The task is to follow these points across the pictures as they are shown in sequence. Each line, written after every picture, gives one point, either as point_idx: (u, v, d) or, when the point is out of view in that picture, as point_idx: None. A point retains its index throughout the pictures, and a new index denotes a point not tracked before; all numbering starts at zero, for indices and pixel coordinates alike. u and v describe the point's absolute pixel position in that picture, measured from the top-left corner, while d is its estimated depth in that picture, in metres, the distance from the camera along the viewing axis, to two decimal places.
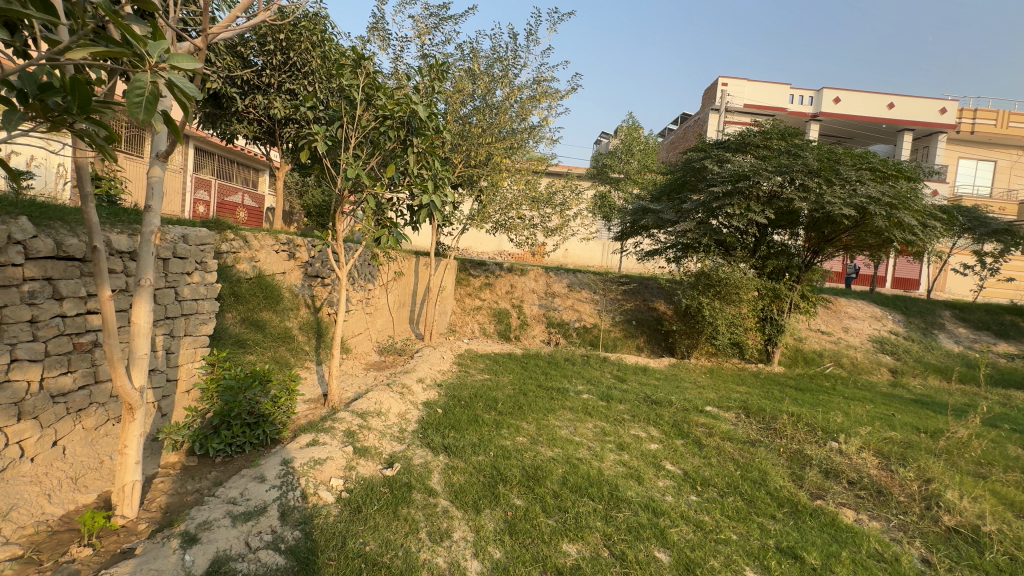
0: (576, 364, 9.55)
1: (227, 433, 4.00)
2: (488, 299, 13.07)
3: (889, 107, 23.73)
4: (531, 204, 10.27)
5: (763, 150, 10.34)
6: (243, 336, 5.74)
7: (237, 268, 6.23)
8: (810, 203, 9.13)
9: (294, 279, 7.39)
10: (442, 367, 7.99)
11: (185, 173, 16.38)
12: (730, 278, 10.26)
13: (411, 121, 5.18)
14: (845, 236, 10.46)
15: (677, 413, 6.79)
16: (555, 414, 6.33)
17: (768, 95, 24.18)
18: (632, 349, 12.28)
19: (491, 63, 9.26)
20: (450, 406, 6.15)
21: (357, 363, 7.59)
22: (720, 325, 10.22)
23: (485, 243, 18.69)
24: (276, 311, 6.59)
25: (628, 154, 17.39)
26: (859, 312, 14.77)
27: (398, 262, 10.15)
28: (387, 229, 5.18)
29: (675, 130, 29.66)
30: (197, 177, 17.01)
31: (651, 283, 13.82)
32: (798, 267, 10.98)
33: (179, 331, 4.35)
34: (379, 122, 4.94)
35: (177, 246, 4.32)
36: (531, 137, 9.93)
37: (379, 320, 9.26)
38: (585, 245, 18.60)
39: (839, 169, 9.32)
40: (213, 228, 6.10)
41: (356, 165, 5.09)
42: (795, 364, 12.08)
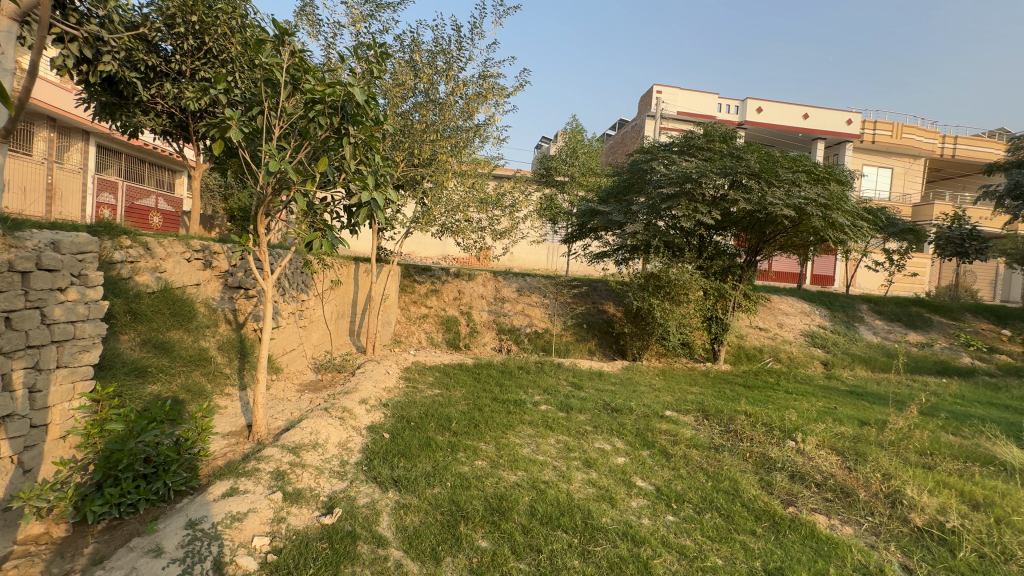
0: (531, 372, 9.15)
1: (114, 490, 3.15)
2: (434, 306, 12.40)
3: (805, 117, 25.60)
4: (479, 206, 9.79)
5: (706, 152, 10.50)
6: (143, 363, 4.77)
7: (136, 280, 5.24)
8: (753, 204, 9.32)
9: (211, 291, 6.43)
10: (388, 383, 7.28)
11: (85, 173, 14.70)
12: (678, 279, 10.28)
13: (345, 107, 4.44)
14: (782, 236, 10.87)
15: (638, 420, 6.56)
16: (515, 430, 5.87)
17: (699, 103, 25.34)
18: (584, 353, 12.07)
19: (433, 55, 8.69)
20: (398, 429, 5.52)
21: (290, 385, 6.72)
22: (671, 325, 10.24)
23: (429, 247, 17.97)
24: (187, 329, 5.64)
25: (573, 157, 17.36)
26: (791, 309, 15.57)
27: (335, 269, 9.29)
28: (320, 232, 4.47)
29: (614, 135, 30.47)
30: (99, 178, 15.26)
31: (600, 286, 13.79)
32: (739, 267, 11.31)
33: (47, 363, 3.44)
34: (306, 109, 4.21)
35: (41, 255, 3.39)
36: (477, 137, 9.43)
37: (315, 334, 8.38)
38: (531, 248, 18.38)
39: (778, 171, 9.61)
40: (103, 233, 5.09)
41: (280, 157, 4.33)
42: (738, 361, 12.42)
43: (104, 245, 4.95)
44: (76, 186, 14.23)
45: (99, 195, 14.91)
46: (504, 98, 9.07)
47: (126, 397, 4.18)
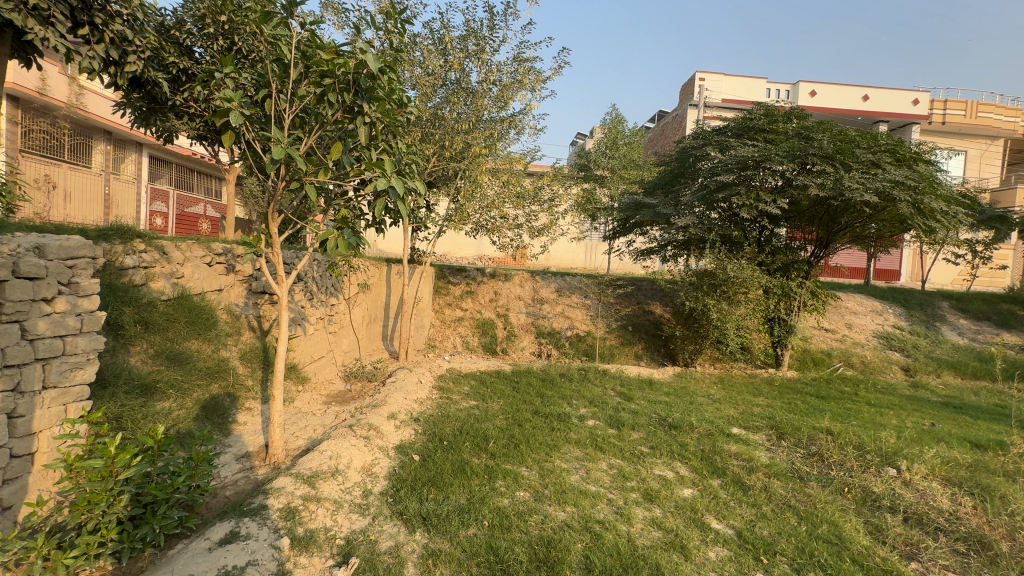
0: (574, 381, 8.38)
1: (95, 537, 2.65)
2: (470, 309, 11.83)
3: (866, 98, 23.49)
4: (515, 201, 9.12)
5: (768, 135, 9.37)
6: (154, 377, 4.36)
7: (150, 287, 4.86)
8: (827, 190, 8.17)
9: (234, 297, 6.07)
10: (420, 394, 6.72)
11: (138, 183, 15.06)
12: (737, 276, 9.24)
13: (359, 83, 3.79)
14: (858, 225, 9.59)
15: (702, 440, 5.71)
16: (560, 452, 5.16)
17: (746, 89, 23.75)
18: (630, 359, 11.19)
19: (463, 40, 8.06)
20: (429, 450, 4.91)
21: (316, 397, 6.28)
22: (729, 328, 9.21)
23: (465, 247, 17.49)
24: (207, 338, 5.26)
25: (613, 148, 16.40)
26: (860, 307, 14.06)
27: (365, 271, 8.85)
28: (335, 229, 3.85)
29: (654, 127, 29.11)
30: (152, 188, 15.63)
31: (645, 285, 12.86)
32: (805, 263, 10.14)
33: (30, 385, 3.02)
34: (310, 84, 3.58)
35: (19, 262, 2.97)
36: (512, 128, 8.76)
37: (345, 340, 7.96)
38: (570, 247, 17.57)
39: (855, 152, 8.42)
40: (116, 236, 4.74)
41: (288, 144, 3.75)
42: (804, 367, 11.20)
43: (115, 249, 4.59)
44: (131, 196, 14.56)
45: (152, 203, 15.32)
46: (541, 83, 8.33)
47: (127, 418, 3.76)
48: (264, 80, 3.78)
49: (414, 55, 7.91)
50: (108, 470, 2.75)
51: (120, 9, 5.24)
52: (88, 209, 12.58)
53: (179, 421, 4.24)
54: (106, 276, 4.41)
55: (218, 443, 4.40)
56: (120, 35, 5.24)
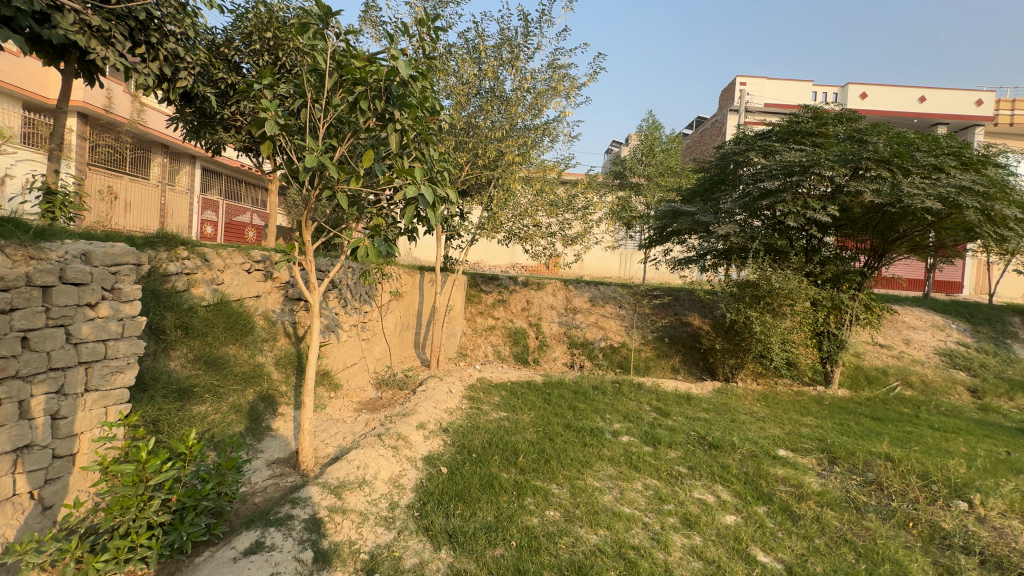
0: (608, 394, 8.12)
1: (125, 542, 2.67)
2: (502, 318, 11.75)
3: (923, 100, 22.13)
4: (548, 209, 9.00)
5: (817, 139, 8.89)
6: (192, 381, 4.46)
7: (192, 292, 5.00)
8: (884, 196, 7.63)
9: (271, 303, 6.20)
10: (450, 403, 6.65)
11: (191, 195, 15.81)
12: (783, 288, 8.76)
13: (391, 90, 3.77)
14: (918, 234, 8.93)
15: (745, 462, 5.36)
16: (593, 469, 4.94)
17: (790, 93, 22.86)
18: (666, 372, 10.80)
19: (498, 48, 8.04)
20: (457, 463, 4.80)
21: (348, 403, 6.31)
22: (774, 342, 8.73)
23: (497, 255, 17.48)
24: (243, 344, 5.37)
25: (649, 155, 15.92)
26: (918, 322, 13.09)
27: (398, 279, 8.92)
28: (366, 237, 3.83)
29: (692, 133, 28.39)
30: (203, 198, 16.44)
31: (683, 295, 12.42)
32: (857, 274, 9.53)
33: (73, 387, 3.11)
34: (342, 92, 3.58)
35: (65, 268, 3.07)
36: (546, 135, 8.67)
37: (377, 347, 8.01)
38: (604, 256, 17.26)
39: (915, 155, 7.85)
40: (162, 243, 4.91)
41: (321, 152, 3.76)
42: (857, 385, 10.48)
43: (160, 256, 4.76)
44: (185, 207, 15.33)
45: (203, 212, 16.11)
46: (576, 89, 8.20)
47: (164, 421, 3.84)
48: (300, 90, 3.83)
49: (449, 64, 7.96)
50: (139, 475, 2.77)
51: (173, 27, 5.57)
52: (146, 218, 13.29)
53: (213, 426, 4.31)
54: (150, 281, 4.56)
55: (250, 448, 4.44)
56: (173, 51, 5.54)
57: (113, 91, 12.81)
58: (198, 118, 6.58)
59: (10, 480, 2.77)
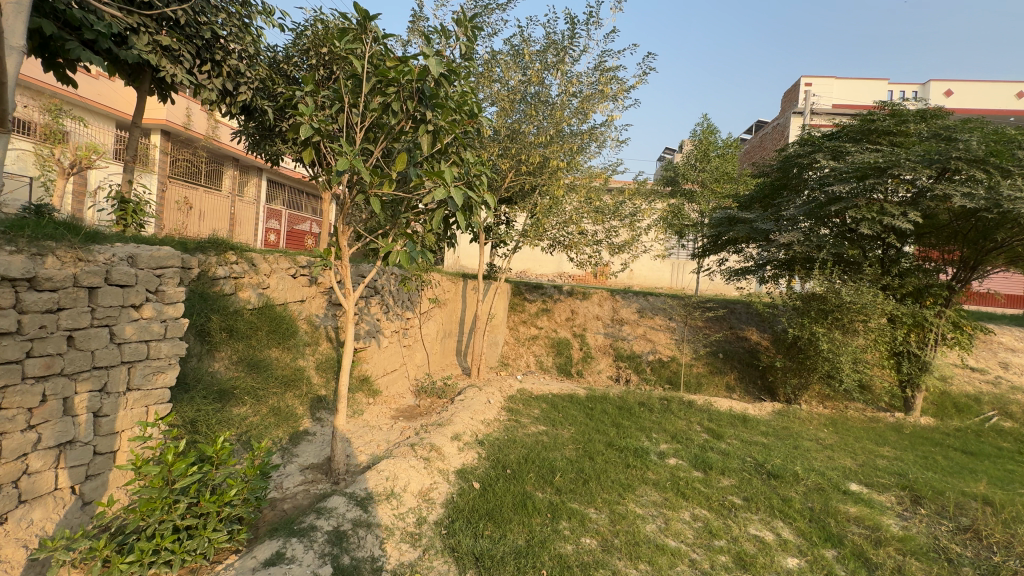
0: (655, 412, 7.64)
1: (147, 544, 2.65)
2: (545, 327, 11.49)
3: (1021, 95, 19.82)
4: (594, 216, 8.69)
5: (896, 139, 8.06)
6: (234, 383, 4.55)
7: (238, 296, 5.14)
8: (977, 200, 6.77)
9: (315, 308, 6.33)
10: (487, 414, 6.47)
11: (258, 204, 16.72)
12: (854, 302, 7.98)
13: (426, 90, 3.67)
14: (1020, 244, 7.85)
15: (809, 496, 4.81)
16: (635, 494, 4.59)
17: (862, 92, 21.23)
18: (720, 389, 10.10)
19: (544, 53, 7.88)
20: (490, 478, 4.60)
21: (385, 410, 6.30)
22: (844, 362, 7.94)
23: (543, 264, 17.25)
24: (286, 347, 5.47)
25: (704, 161, 14.92)
26: (1019, 343, 11.55)
27: (441, 286, 8.94)
28: (395, 243, 3.71)
29: (751, 138, 26.97)
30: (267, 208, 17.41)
31: (739, 308, 11.66)
32: (942, 288, 8.53)
33: (116, 386, 3.19)
34: (375, 95, 3.52)
35: (112, 269, 3.18)
36: (593, 140, 8.39)
37: (417, 354, 8.00)
38: (653, 265, 16.62)
39: (1017, 154, 6.92)
40: (212, 248, 5.08)
41: (356, 156, 3.73)
42: (943, 413, 9.34)
43: (210, 260, 4.91)
44: (251, 216, 16.25)
45: (267, 221, 17.06)
46: (625, 92, 7.89)
47: (202, 421, 3.90)
48: (338, 95, 3.83)
49: (494, 71, 7.90)
50: (165, 477, 2.76)
51: (236, 45, 5.67)
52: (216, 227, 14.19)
53: (251, 428, 4.36)
54: (200, 284, 4.72)
55: (286, 452, 4.46)
56: (235, 68, 5.72)
57: (191, 110, 13.84)
58: (257, 130, 6.89)
59: (53, 474, 2.88)
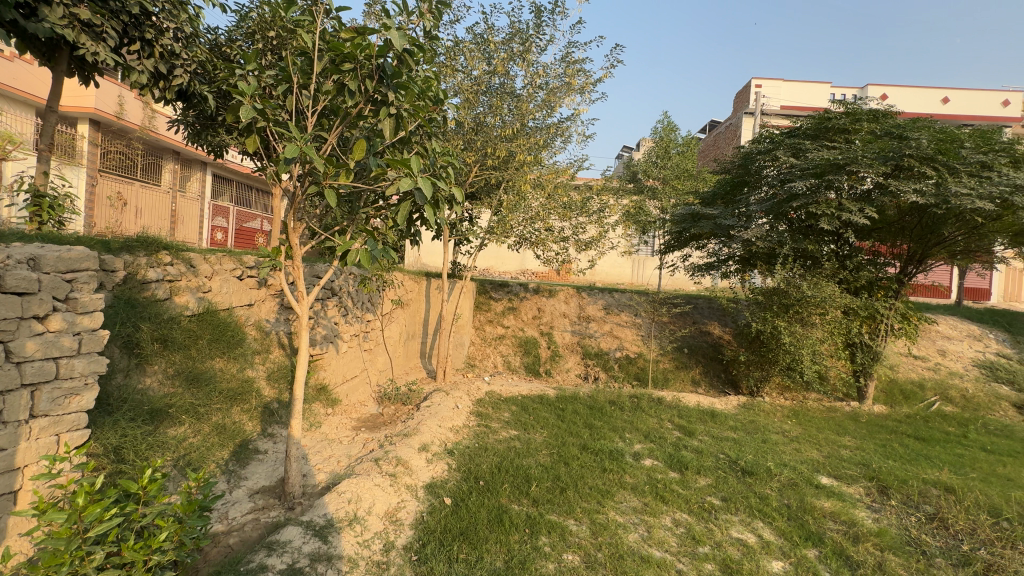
0: (626, 410, 7.53)
1: None
2: (512, 326, 11.24)
3: (946, 101, 21.26)
4: (562, 212, 8.49)
5: (851, 136, 8.30)
6: (169, 400, 4.02)
7: (174, 301, 4.57)
8: (927, 196, 7.09)
9: (265, 312, 5.79)
10: (456, 421, 6.15)
11: (202, 201, 15.55)
12: (814, 296, 8.18)
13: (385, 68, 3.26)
14: (960, 238, 8.31)
15: (785, 492, 4.79)
16: (615, 500, 4.41)
17: (808, 94, 22.18)
18: (686, 384, 10.19)
19: (508, 43, 7.56)
20: (463, 492, 4.29)
21: (345, 421, 5.85)
22: (804, 355, 8.11)
23: (507, 261, 16.98)
24: (232, 357, 4.95)
25: (664, 158, 15.03)
26: (953, 332, 12.33)
27: (403, 286, 8.52)
28: (354, 241, 3.32)
29: (706, 136, 27.68)
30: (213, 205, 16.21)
31: (701, 303, 11.85)
32: (891, 281, 8.91)
33: (13, 415, 2.67)
34: (328, 72, 3.10)
35: (5, 274, 2.65)
36: (559, 134, 8.18)
37: (379, 358, 7.56)
38: (616, 261, 16.71)
39: (960, 152, 7.28)
40: (141, 248, 4.49)
41: (307, 143, 3.30)
42: (892, 401, 9.79)
43: (138, 262, 4.33)
44: (195, 214, 15.09)
45: (213, 219, 15.91)
46: (592, 85, 7.71)
47: (129, 448, 3.39)
48: (285, 74, 3.39)
49: (457, 60, 7.52)
50: (74, 524, 2.28)
51: (169, 24, 4.93)
52: (156, 226, 13.06)
53: (190, 451, 3.87)
54: (126, 289, 4.14)
55: (232, 475, 3.99)
56: (169, 49, 5.02)
57: (125, 97, 12.56)
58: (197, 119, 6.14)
59: None
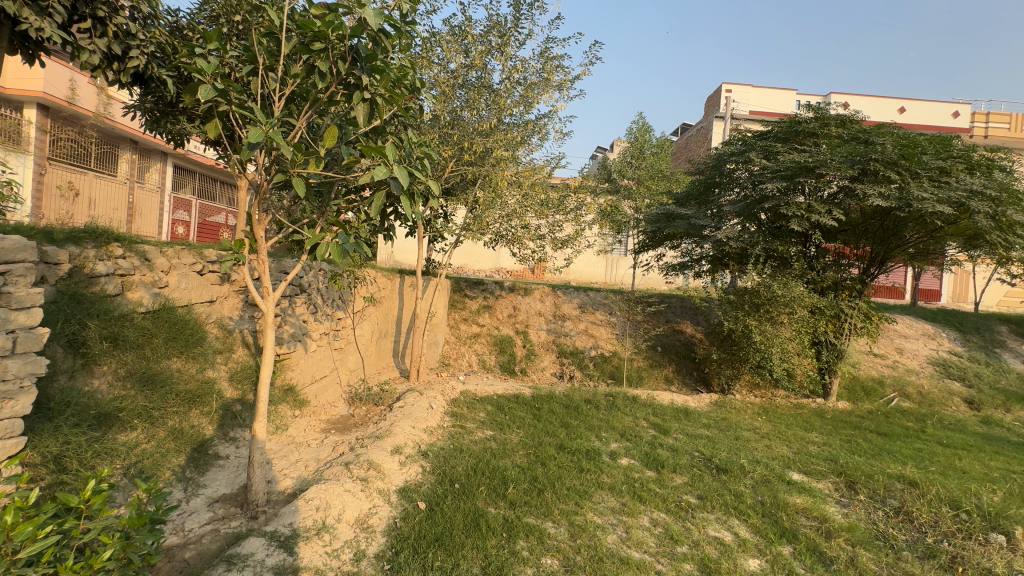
0: (602, 409, 7.52)
1: None
2: (487, 325, 11.12)
3: (903, 111, 22.23)
4: (539, 210, 8.39)
5: (820, 140, 8.52)
6: (120, 403, 3.74)
7: (126, 297, 4.26)
8: (892, 200, 7.35)
9: (228, 309, 5.49)
10: (430, 421, 5.99)
11: (162, 193, 14.77)
12: (784, 295, 8.37)
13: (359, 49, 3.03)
14: (919, 241, 8.67)
15: (758, 489, 4.84)
16: (592, 500, 4.36)
17: (775, 100, 22.83)
18: (660, 382, 10.29)
19: (485, 36, 7.41)
20: (438, 496, 4.15)
21: (314, 422, 5.61)
22: (774, 353, 8.29)
23: (482, 259, 16.82)
24: (191, 356, 4.65)
25: (639, 158, 15.16)
26: (909, 330, 12.89)
27: (375, 283, 8.28)
28: (326, 234, 3.14)
29: (678, 139, 28.18)
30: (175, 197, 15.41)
31: (674, 302, 12.01)
32: (855, 282, 9.21)
33: None
34: (295, 50, 2.87)
35: None
36: (536, 131, 8.10)
37: (350, 358, 7.32)
38: (590, 260, 16.78)
39: (922, 158, 7.56)
40: (89, 240, 4.15)
41: (274, 129, 3.08)
42: (854, 397, 10.14)
43: (86, 255, 4.00)
44: (155, 206, 14.33)
45: (175, 212, 15.15)
46: (570, 82, 7.66)
47: (72, 456, 3.10)
48: (250, 55, 3.17)
49: (433, 52, 7.33)
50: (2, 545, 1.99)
51: None
52: (112, 218, 12.31)
53: (143, 458, 3.60)
54: (71, 284, 3.82)
55: (189, 483, 3.74)
56: None
57: (79, 81, 11.73)
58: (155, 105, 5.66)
59: None
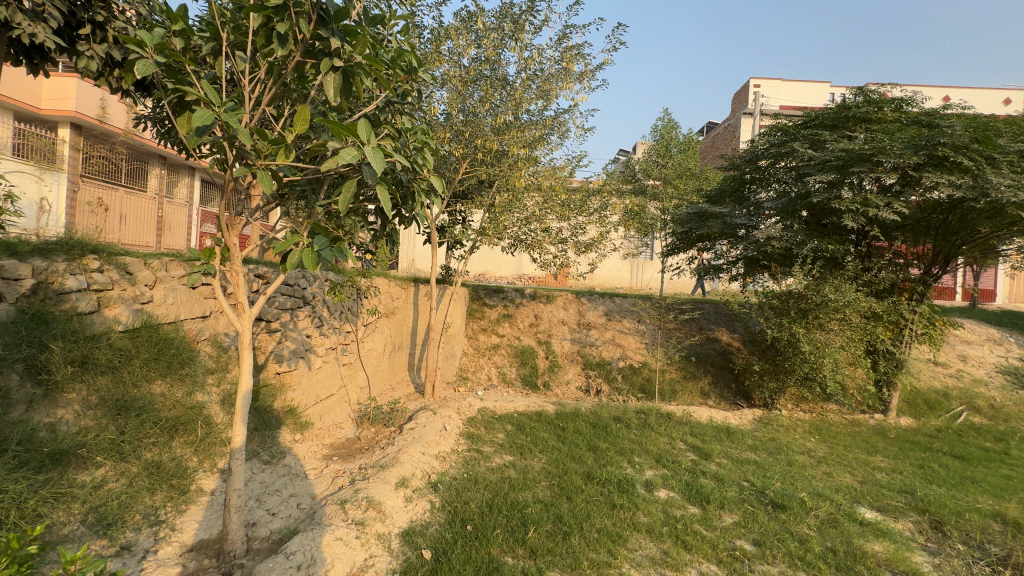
0: (633, 429, 6.81)
1: None
2: (507, 335, 10.52)
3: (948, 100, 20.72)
4: (560, 211, 7.77)
5: (873, 125, 7.66)
6: (85, 437, 3.29)
7: (103, 314, 3.86)
8: (966, 190, 6.51)
9: (222, 325, 5.07)
10: (443, 445, 5.43)
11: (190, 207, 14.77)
12: (837, 299, 7.51)
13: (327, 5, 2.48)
14: (990, 237, 7.71)
15: (826, 533, 4.08)
16: (628, 547, 3.70)
17: (807, 94, 21.68)
18: (695, 396, 9.49)
19: (497, 26, 6.88)
20: (446, 541, 3.55)
21: (315, 448, 5.12)
22: (826, 364, 7.43)
23: (504, 265, 16.25)
24: (177, 379, 4.21)
25: (665, 156, 14.37)
26: (972, 336, 11.66)
27: (386, 294, 7.81)
28: (300, 240, 2.59)
29: (705, 137, 27.10)
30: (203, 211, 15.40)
31: (708, 308, 11.17)
32: (916, 283, 8.25)
33: None
34: (251, 9, 2.38)
35: None
36: (556, 127, 7.50)
37: (359, 374, 6.84)
38: (615, 265, 16.03)
39: (999, 141, 6.67)
40: (60, 253, 3.78)
41: (233, 113, 2.56)
42: (916, 411, 9.09)
43: (54, 269, 3.62)
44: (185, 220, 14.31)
45: (203, 225, 15.15)
46: (592, 72, 7.06)
47: (9, 506, 2.64)
48: (212, 30, 2.71)
49: (443, 45, 6.84)
50: None
51: None
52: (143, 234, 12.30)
53: (108, 500, 3.14)
54: (35, 302, 3.43)
55: (160, 528, 3.26)
56: None
57: (108, 99, 11.72)
58: None
59: None
